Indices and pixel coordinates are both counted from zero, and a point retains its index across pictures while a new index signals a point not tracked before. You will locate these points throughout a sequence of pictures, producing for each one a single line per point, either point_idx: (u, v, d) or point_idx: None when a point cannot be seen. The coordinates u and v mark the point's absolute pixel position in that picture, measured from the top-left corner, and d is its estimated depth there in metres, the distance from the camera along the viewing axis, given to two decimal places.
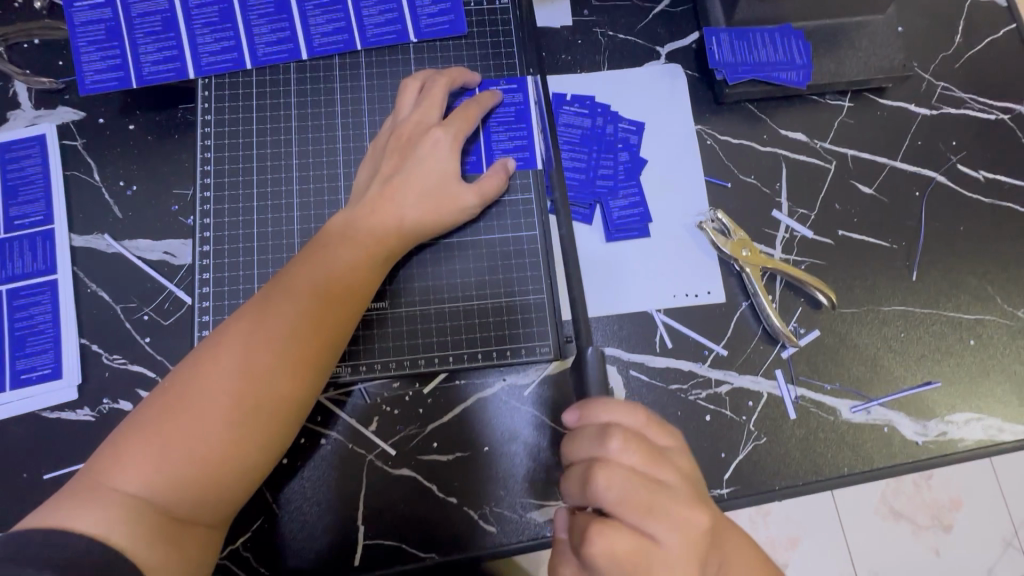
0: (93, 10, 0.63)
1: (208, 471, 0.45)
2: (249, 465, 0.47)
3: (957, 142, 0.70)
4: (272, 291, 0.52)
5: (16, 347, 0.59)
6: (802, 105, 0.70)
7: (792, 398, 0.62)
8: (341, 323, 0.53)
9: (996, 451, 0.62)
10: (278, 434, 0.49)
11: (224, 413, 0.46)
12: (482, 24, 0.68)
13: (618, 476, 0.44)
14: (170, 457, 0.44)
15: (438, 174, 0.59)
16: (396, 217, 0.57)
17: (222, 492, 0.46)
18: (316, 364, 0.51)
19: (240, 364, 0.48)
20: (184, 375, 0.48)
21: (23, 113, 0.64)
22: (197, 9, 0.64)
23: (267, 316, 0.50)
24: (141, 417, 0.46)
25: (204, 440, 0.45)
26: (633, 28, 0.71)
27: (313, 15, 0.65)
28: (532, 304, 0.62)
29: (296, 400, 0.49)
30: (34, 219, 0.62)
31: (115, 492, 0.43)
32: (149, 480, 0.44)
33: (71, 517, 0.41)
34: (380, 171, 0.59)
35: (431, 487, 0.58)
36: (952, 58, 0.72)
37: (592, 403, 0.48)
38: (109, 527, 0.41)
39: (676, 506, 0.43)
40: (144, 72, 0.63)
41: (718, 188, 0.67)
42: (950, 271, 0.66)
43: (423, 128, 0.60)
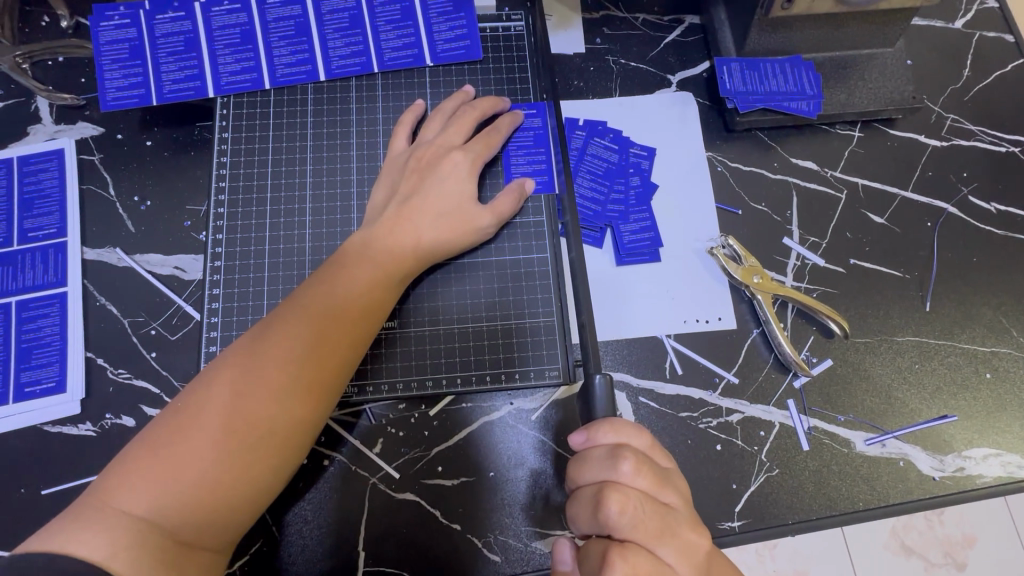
0: (119, 29, 0.65)
1: (215, 495, 0.44)
2: (258, 487, 0.46)
3: (968, 173, 0.70)
4: (290, 308, 0.51)
5: (22, 359, 0.58)
6: (812, 134, 0.70)
7: (805, 428, 0.61)
8: (354, 343, 0.52)
9: (1016, 489, 0.60)
10: (287, 456, 0.48)
11: (238, 432, 0.46)
12: (497, 49, 0.69)
13: (633, 500, 0.43)
14: (179, 478, 0.44)
15: (456, 198, 0.59)
16: (413, 236, 0.57)
17: (229, 517, 0.45)
18: (330, 385, 0.50)
19: (251, 387, 0.47)
20: (194, 394, 0.47)
21: (44, 128, 0.66)
22: (219, 30, 0.65)
23: (280, 337, 0.49)
24: (149, 437, 0.46)
25: (211, 464, 0.45)
26: (644, 56, 0.72)
27: (332, 39, 0.66)
28: (541, 325, 0.61)
29: (305, 422, 0.49)
30: (47, 232, 0.62)
31: (120, 514, 0.42)
32: (156, 503, 0.43)
33: (73, 542, 0.40)
34: (398, 190, 0.60)
35: (434, 512, 0.57)
36: (962, 91, 0.73)
37: (600, 423, 0.47)
38: (112, 553, 0.40)
39: (685, 532, 0.43)
40: (164, 89, 0.64)
41: (729, 216, 0.67)
42: (964, 303, 0.65)
43: (443, 151, 0.61)
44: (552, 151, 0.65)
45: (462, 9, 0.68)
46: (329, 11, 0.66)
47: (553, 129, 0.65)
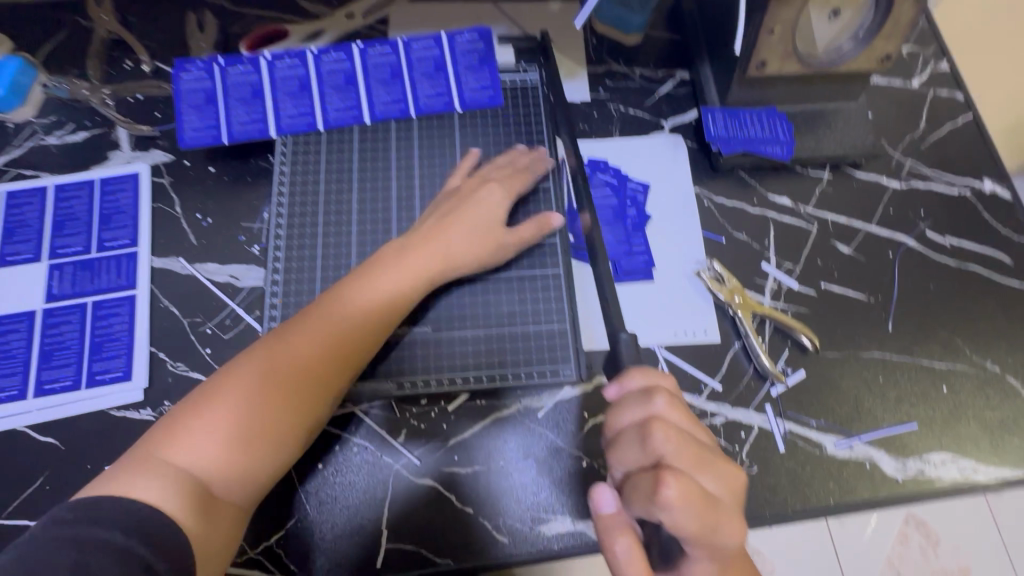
0: (197, 81, 0.76)
1: (244, 451, 0.53)
2: (282, 449, 0.55)
3: (924, 211, 0.79)
4: (322, 302, 0.61)
5: (93, 351, 0.67)
6: (786, 175, 0.80)
7: (781, 431, 0.68)
8: (369, 337, 0.61)
9: (971, 491, 0.67)
10: (307, 428, 0.57)
11: (268, 401, 0.55)
12: (516, 97, 0.80)
13: (673, 430, 0.50)
14: (218, 436, 0.53)
15: (487, 223, 0.69)
16: (446, 247, 0.66)
17: (258, 470, 0.54)
18: (349, 363, 0.59)
19: (282, 370, 0.57)
20: (231, 371, 0.56)
21: (122, 153, 0.76)
22: (281, 80, 0.77)
23: (308, 330, 0.59)
24: (196, 399, 0.55)
25: (245, 425, 0.54)
26: (641, 104, 0.83)
27: (375, 88, 0.77)
28: (555, 331, 0.70)
29: (324, 400, 0.58)
30: (122, 243, 0.72)
31: (170, 462, 0.51)
32: (199, 462, 0.52)
33: (130, 489, 0.48)
34: (437, 210, 0.70)
35: (450, 497, 0.64)
36: (918, 140, 0.83)
37: (631, 370, 0.55)
38: (158, 493, 0.49)
39: (723, 462, 0.50)
40: (234, 130, 0.75)
41: (714, 243, 0.77)
42: (922, 324, 0.74)
43: (482, 182, 0.72)
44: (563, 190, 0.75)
45: (486, 64, 0.79)
46: (373, 64, 0.78)
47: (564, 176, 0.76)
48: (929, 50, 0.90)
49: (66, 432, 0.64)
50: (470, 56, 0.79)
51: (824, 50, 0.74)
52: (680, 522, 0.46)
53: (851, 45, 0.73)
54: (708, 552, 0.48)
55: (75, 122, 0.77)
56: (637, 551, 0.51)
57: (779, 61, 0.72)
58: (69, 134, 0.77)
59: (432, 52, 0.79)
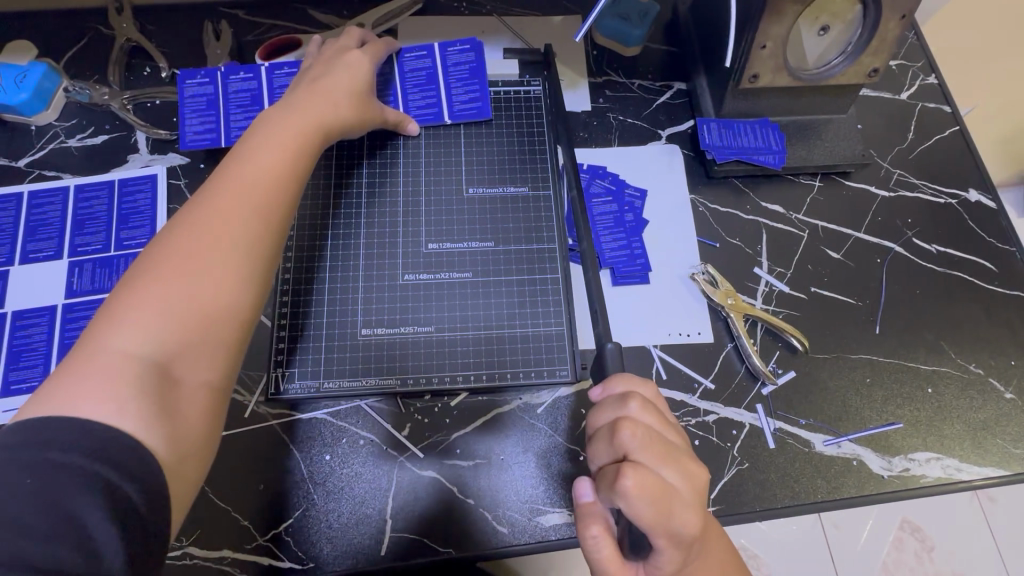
0: (199, 86, 0.79)
1: (192, 323, 0.49)
2: (234, 308, 0.52)
3: (912, 219, 0.82)
4: (221, 175, 0.57)
5: None
6: (779, 183, 0.83)
7: (771, 429, 0.71)
8: (287, 193, 0.59)
9: (955, 488, 0.69)
10: (255, 282, 0.54)
11: (200, 266, 0.51)
12: (520, 107, 0.83)
13: (641, 427, 0.52)
14: (158, 316, 0.48)
15: (359, 82, 0.72)
16: (335, 107, 0.68)
17: (218, 337, 0.50)
18: (277, 217, 0.57)
19: (202, 235, 0.52)
20: (150, 257, 0.51)
21: (141, 156, 0.80)
22: (279, 88, 0.79)
23: (220, 196, 0.55)
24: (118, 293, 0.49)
25: (186, 294, 0.50)
26: (639, 114, 0.87)
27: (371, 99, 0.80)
28: (554, 333, 0.72)
29: (261, 245, 0.55)
30: (140, 241, 0.75)
31: (108, 357, 0.45)
32: (144, 344, 0.47)
33: (75, 403, 0.43)
34: (307, 79, 0.70)
35: (451, 488, 0.67)
36: (906, 151, 0.87)
37: (614, 376, 0.58)
38: (107, 400, 0.43)
39: (687, 460, 0.52)
40: (232, 134, 0.78)
41: (709, 247, 0.80)
42: (909, 327, 0.76)
43: (340, 50, 0.75)
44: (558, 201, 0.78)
45: (476, 76, 0.82)
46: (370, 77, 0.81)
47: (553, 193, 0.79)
48: (918, 64, 0.93)
49: None
50: (460, 68, 0.82)
51: (815, 63, 0.77)
52: (635, 511, 0.48)
53: (840, 59, 0.76)
54: (666, 544, 0.49)
55: (96, 125, 0.81)
56: (609, 540, 0.51)
57: (771, 74, 0.76)
58: (90, 137, 0.80)
59: (425, 63, 0.82)
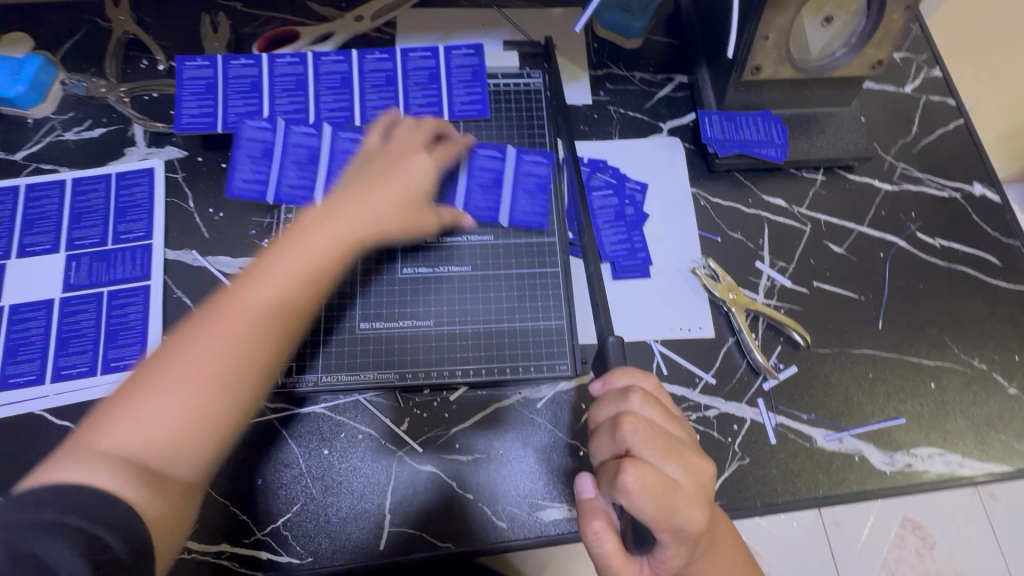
0: (260, 130, 0.75)
1: (179, 429, 0.49)
2: (222, 421, 0.51)
3: (915, 213, 0.82)
4: (253, 267, 0.56)
5: (109, 339, 0.69)
6: (781, 176, 0.83)
7: (773, 424, 0.70)
8: (305, 307, 0.56)
9: (958, 484, 0.69)
10: (250, 397, 0.52)
11: (205, 368, 0.50)
12: (520, 100, 0.83)
13: (643, 422, 0.51)
14: (151, 415, 0.48)
15: (413, 189, 0.66)
16: (371, 214, 0.62)
17: (201, 448, 0.50)
18: (284, 334, 0.54)
19: (209, 337, 0.51)
20: (170, 345, 0.52)
21: (138, 150, 0.79)
22: (279, 77, 0.79)
23: (237, 301, 0.53)
24: (130, 379, 0.51)
25: (183, 396, 0.49)
26: (640, 107, 0.86)
27: (369, 92, 0.80)
28: (553, 327, 0.72)
29: (264, 366, 0.53)
30: (137, 235, 0.74)
31: (102, 444, 0.46)
32: (136, 440, 0.47)
33: (65, 472, 0.44)
34: (364, 173, 0.67)
35: (450, 483, 0.66)
36: (910, 144, 0.86)
37: (615, 370, 0.58)
38: (92, 476, 0.44)
39: (690, 454, 0.51)
40: (228, 119, 0.77)
41: (710, 242, 0.79)
42: (912, 322, 0.76)
43: (408, 148, 0.70)
44: (557, 194, 0.77)
45: (478, 79, 0.82)
46: (369, 70, 0.81)
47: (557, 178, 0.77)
48: (922, 57, 0.92)
49: (82, 416, 0.66)
50: (463, 70, 0.82)
51: (818, 54, 0.77)
52: (637, 506, 0.47)
53: (843, 51, 0.75)
54: (669, 538, 0.48)
55: (93, 118, 0.80)
56: (611, 534, 0.51)
57: (773, 65, 0.75)
58: (87, 130, 0.80)
59: (428, 63, 0.82)
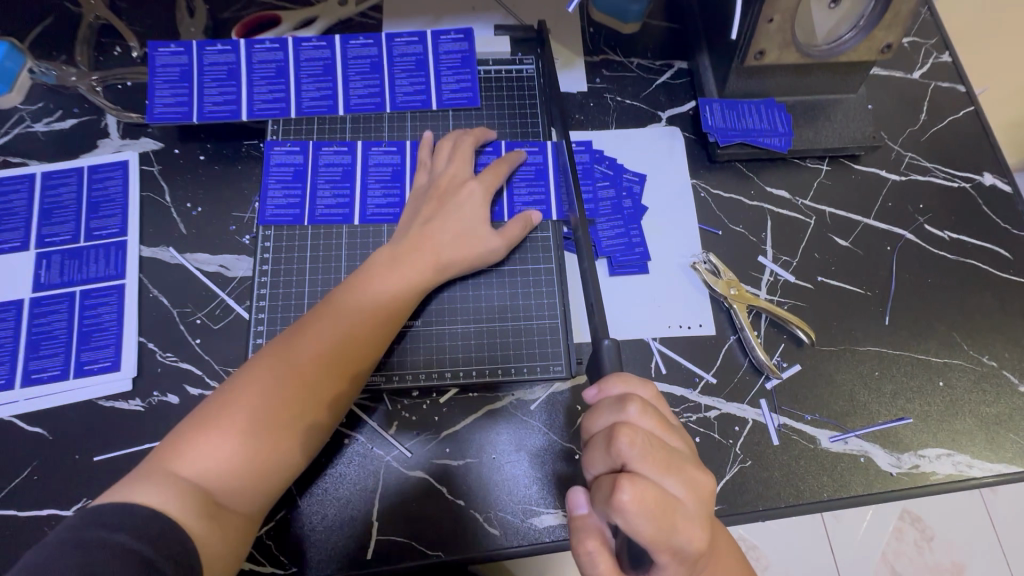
0: (287, 155, 0.73)
1: (246, 466, 0.54)
2: (284, 464, 0.56)
3: (923, 205, 0.79)
4: (321, 312, 0.61)
5: (81, 341, 0.66)
6: (784, 167, 0.79)
7: (776, 425, 0.68)
8: (367, 356, 0.61)
9: (966, 486, 0.67)
10: (306, 438, 0.58)
11: (275, 413, 0.56)
12: (513, 88, 0.79)
13: (641, 434, 0.48)
14: (223, 451, 0.53)
15: (469, 222, 0.68)
16: (433, 256, 0.66)
17: (263, 486, 0.55)
18: (346, 382, 0.60)
19: (279, 381, 0.57)
20: (242, 380, 0.57)
21: (111, 141, 0.75)
22: (258, 64, 0.76)
23: (307, 346, 0.59)
24: (203, 411, 0.56)
25: (255, 436, 0.55)
26: (638, 95, 0.82)
27: (353, 80, 0.76)
28: (547, 327, 0.69)
29: (319, 411, 0.58)
30: (110, 231, 0.71)
31: (178, 474, 0.52)
32: (204, 473, 0.52)
33: (140, 492, 0.49)
34: (420, 213, 0.68)
35: (441, 488, 0.64)
36: (918, 133, 0.82)
37: (609, 376, 0.54)
38: (166, 501, 0.49)
39: (690, 468, 0.48)
40: (205, 110, 0.74)
41: (711, 235, 0.76)
42: (920, 318, 0.73)
43: (458, 181, 0.70)
44: (552, 184, 0.74)
45: (468, 65, 0.78)
46: (353, 57, 0.77)
47: (553, 166, 0.74)
48: (931, 42, 0.88)
49: (53, 422, 0.63)
50: (452, 56, 0.78)
51: (824, 39, 0.73)
52: (634, 527, 0.44)
53: (851, 34, 0.72)
54: (667, 559, 0.45)
55: (63, 109, 0.76)
56: (606, 555, 0.48)
57: (777, 50, 0.71)
58: (58, 121, 0.76)
59: (415, 49, 0.78)
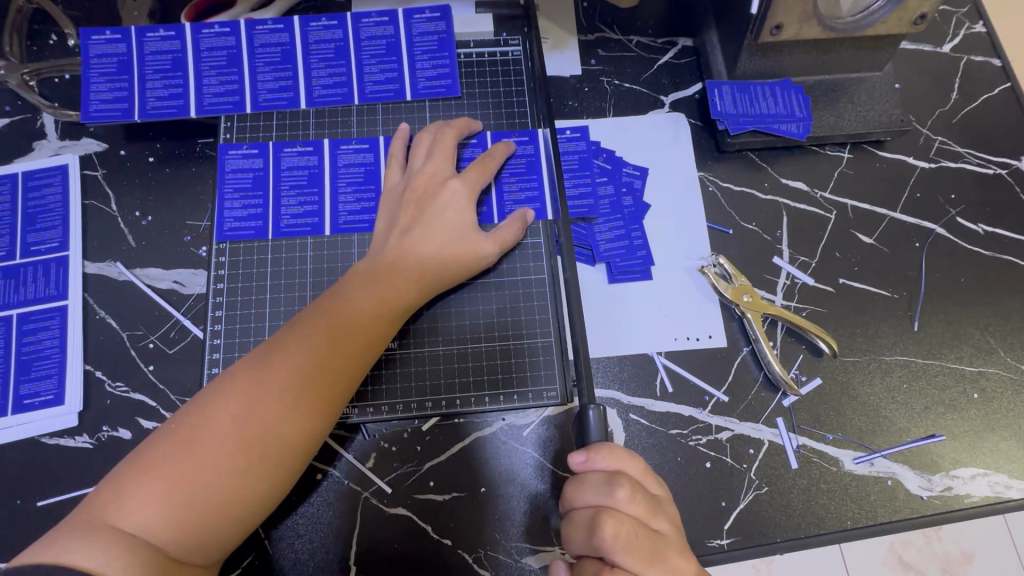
0: (245, 159, 0.66)
1: (202, 515, 0.44)
2: (250, 508, 0.47)
3: (955, 195, 0.71)
4: (294, 330, 0.52)
5: (21, 371, 0.59)
6: (802, 156, 0.71)
7: (793, 446, 0.61)
8: (349, 379, 0.53)
9: (1004, 509, 0.61)
10: (280, 477, 0.48)
11: (239, 450, 0.46)
12: (497, 73, 0.71)
13: (627, 526, 0.45)
14: (174, 497, 0.44)
15: (457, 225, 0.60)
16: (417, 266, 0.58)
17: (221, 536, 0.46)
18: (327, 409, 0.51)
19: (244, 411, 0.48)
20: (198, 411, 0.48)
21: (49, 143, 0.67)
22: (207, 51, 0.67)
23: (277, 367, 0.50)
24: (149, 451, 0.46)
25: (216, 476, 0.45)
26: (638, 78, 0.74)
27: (317, 68, 0.68)
28: (539, 345, 0.62)
29: (295, 445, 0.49)
30: (50, 246, 0.63)
31: (115, 528, 0.42)
32: (154, 524, 0.43)
33: (71, 550, 0.40)
34: (398, 222, 0.60)
35: (425, 527, 0.57)
36: (949, 114, 0.74)
37: (598, 446, 0.47)
38: (105, 561, 0.40)
39: (674, 557, 0.45)
40: (148, 106, 0.66)
41: (720, 235, 0.68)
42: (952, 322, 0.66)
43: (438, 180, 0.61)
44: (544, 179, 0.66)
45: (445, 48, 0.69)
46: (315, 41, 0.68)
47: (545, 156, 0.66)
48: (963, 10, 0.79)
49: None
50: (428, 38, 0.69)
51: (849, 10, 0.64)
52: None
53: (880, 4, 0.63)
54: None
55: None
56: None
57: (796, 24, 0.63)
58: None
59: (385, 31, 0.69)
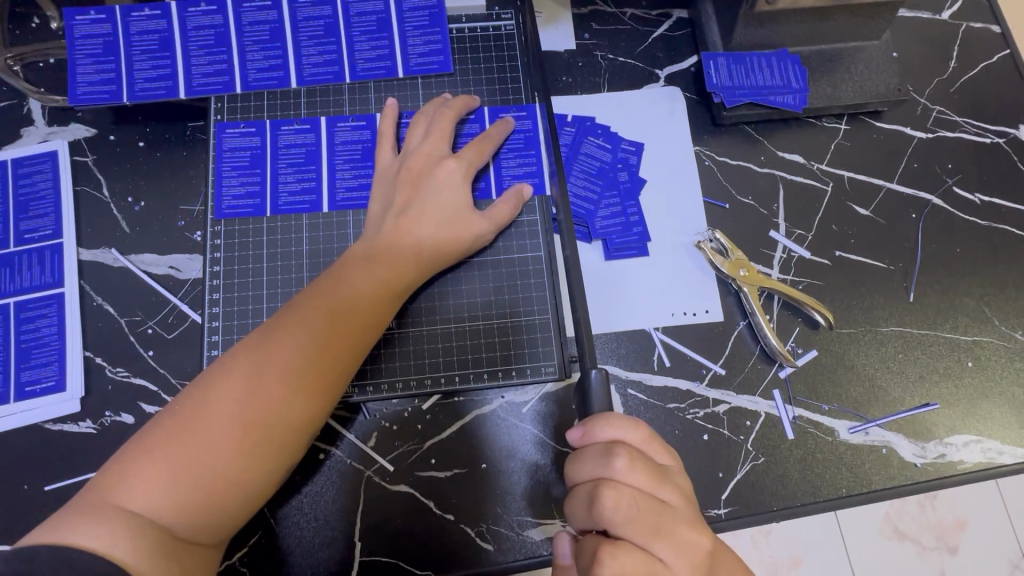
0: (239, 139, 0.65)
1: (207, 495, 0.45)
2: (254, 487, 0.47)
3: (952, 164, 0.71)
4: (294, 311, 0.52)
5: (22, 359, 0.60)
6: (799, 128, 0.71)
7: (790, 417, 0.62)
8: (349, 360, 0.53)
9: (995, 474, 0.62)
10: (283, 457, 0.49)
11: (242, 431, 0.47)
12: (490, 48, 0.69)
13: (624, 495, 0.43)
14: (178, 479, 0.44)
15: (453, 205, 0.60)
16: (415, 245, 0.58)
17: (225, 515, 0.46)
18: (328, 390, 0.51)
19: (246, 393, 0.48)
20: (200, 393, 0.48)
21: (37, 129, 0.66)
22: (194, 31, 0.66)
23: (278, 349, 0.50)
24: (151, 434, 0.46)
25: (219, 458, 0.46)
26: (633, 51, 0.73)
27: (306, 46, 0.67)
28: (537, 323, 0.62)
29: (298, 425, 0.49)
30: (43, 234, 0.63)
31: (121, 509, 0.43)
32: (160, 504, 0.44)
33: (77, 531, 0.41)
34: (393, 202, 0.60)
35: (428, 503, 0.58)
36: (948, 82, 0.73)
37: (596, 418, 0.47)
38: (112, 542, 0.41)
39: (682, 529, 0.43)
40: (136, 87, 0.65)
41: (717, 210, 0.68)
42: (948, 292, 0.66)
43: (433, 159, 0.61)
44: (543, 154, 0.65)
45: (436, 23, 0.68)
46: (304, 19, 0.67)
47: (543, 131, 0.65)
48: None
49: None
50: (419, 13, 0.68)
51: None
52: None
53: None
54: None
55: None
56: None
57: None
58: None
59: (375, 7, 0.68)
